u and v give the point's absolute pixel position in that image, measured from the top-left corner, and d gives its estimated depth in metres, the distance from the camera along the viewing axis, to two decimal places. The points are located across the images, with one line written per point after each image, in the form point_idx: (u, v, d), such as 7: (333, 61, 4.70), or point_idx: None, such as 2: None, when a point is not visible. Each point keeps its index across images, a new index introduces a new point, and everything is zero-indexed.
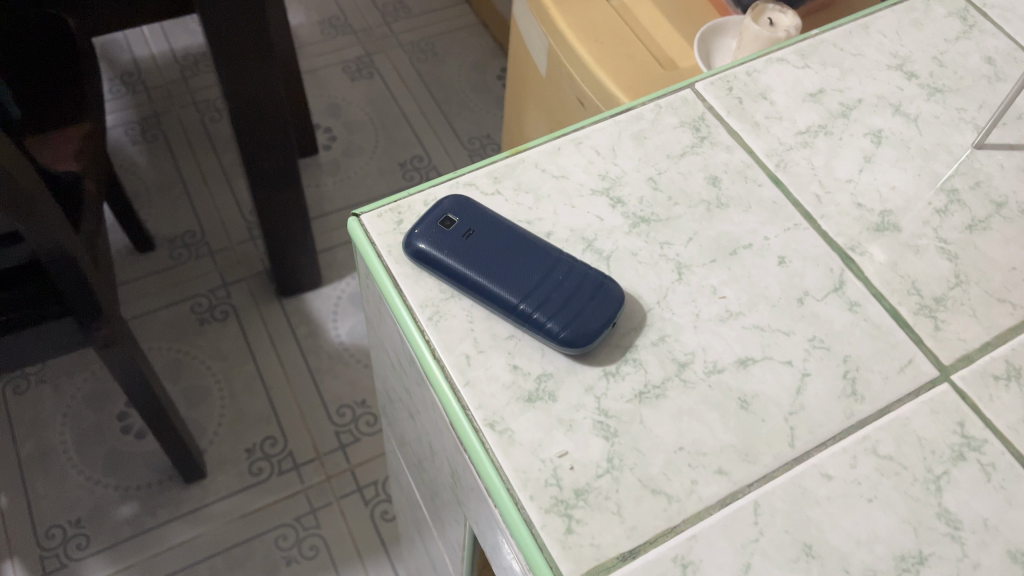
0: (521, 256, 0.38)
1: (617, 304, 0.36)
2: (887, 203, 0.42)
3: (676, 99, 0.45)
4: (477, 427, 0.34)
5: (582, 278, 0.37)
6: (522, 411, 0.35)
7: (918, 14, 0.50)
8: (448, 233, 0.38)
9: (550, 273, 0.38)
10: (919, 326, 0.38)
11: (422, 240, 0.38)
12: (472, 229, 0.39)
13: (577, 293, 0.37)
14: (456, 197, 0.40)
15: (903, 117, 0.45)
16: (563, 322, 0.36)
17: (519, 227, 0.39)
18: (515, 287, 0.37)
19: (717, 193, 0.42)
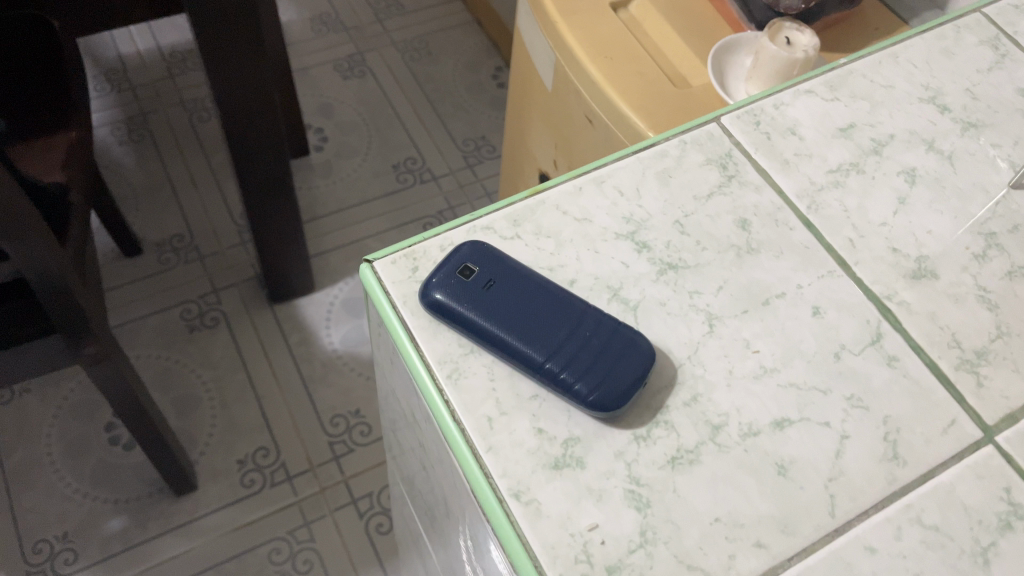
0: (546, 309, 0.36)
1: (648, 362, 0.35)
2: (924, 248, 0.40)
3: (702, 134, 0.43)
4: (501, 497, 0.32)
5: (612, 335, 0.35)
6: (549, 480, 0.33)
7: (948, 42, 0.48)
8: (467, 284, 0.36)
9: (576, 329, 0.36)
10: (961, 383, 0.37)
11: (440, 290, 0.36)
12: (493, 280, 0.37)
13: (606, 351, 0.35)
14: (475, 243, 0.38)
15: (937, 153, 0.43)
16: (593, 384, 0.34)
17: (542, 277, 0.37)
18: (541, 344, 0.35)
19: (747, 237, 0.40)
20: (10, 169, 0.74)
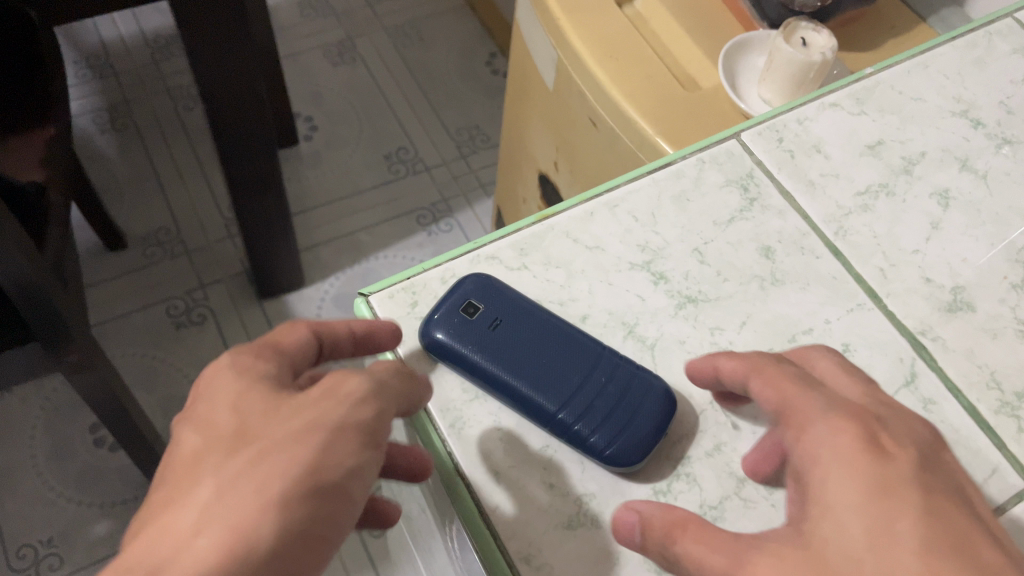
0: (558, 353, 0.33)
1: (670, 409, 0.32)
2: (959, 278, 0.38)
3: (721, 151, 0.40)
4: (510, 562, 0.30)
5: (630, 382, 0.32)
6: (562, 542, 0.30)
7: (979, 51, 0.45)
8: (470, 325, 0.33)
9: (591, 374, 0.33)
10: (1001, 428, 0.34)
11: (441, 330, 0.33)
12: (500, 318, 0.34)
13: (623, 401, 0.32)
14: (480, 277, 0.35)
15: (971, 173, 0.41)
16: (610, 436, 0.31)
17: (553, 314, 0.34)
18: (552, 392, 0.32)
19: (771, 267, 0.37)
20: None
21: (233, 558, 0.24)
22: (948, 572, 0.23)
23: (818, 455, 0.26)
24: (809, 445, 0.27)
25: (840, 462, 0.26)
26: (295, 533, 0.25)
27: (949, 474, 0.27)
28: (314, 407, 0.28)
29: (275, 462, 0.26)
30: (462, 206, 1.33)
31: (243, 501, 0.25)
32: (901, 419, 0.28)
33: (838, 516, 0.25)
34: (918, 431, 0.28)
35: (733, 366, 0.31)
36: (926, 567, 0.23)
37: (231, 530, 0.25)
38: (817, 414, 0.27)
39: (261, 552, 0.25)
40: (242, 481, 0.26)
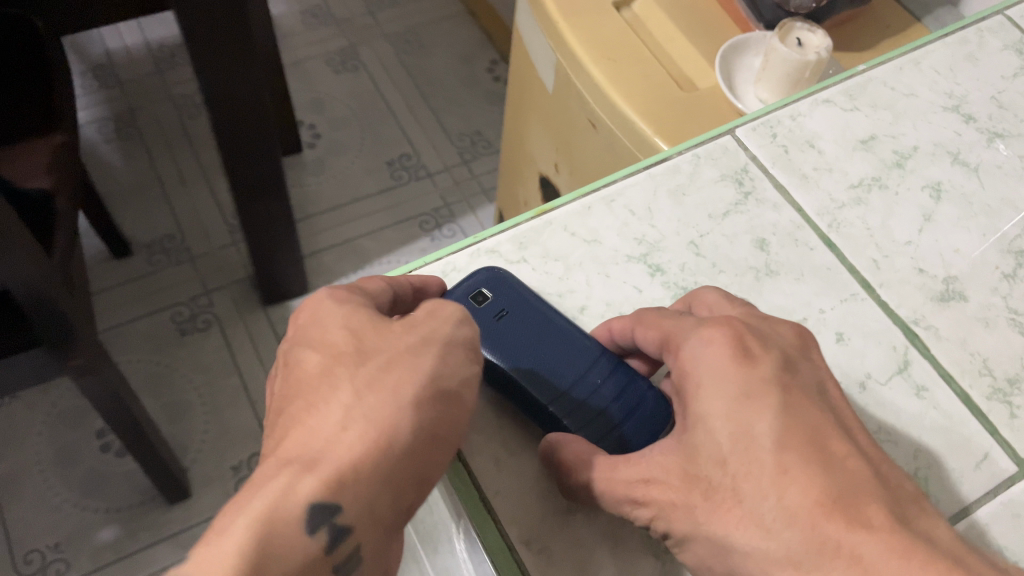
0: (556, 350, 0.34)
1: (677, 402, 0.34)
2: (951, 268, 0.38)
3: (716, 147, 0.41)
4: (511, 545, 0.30)
5: (625, 390, 0.33)
6: (562, 526, 0.31)
7: (971, 47, 0.46)
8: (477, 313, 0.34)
9: (586, 375, 0.33)
10: (993, 415, 0.35)
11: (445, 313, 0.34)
12: (505, 310, 0.34)
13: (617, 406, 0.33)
14: (492, 269, 0.35)
15: (963, 167, 0.41)
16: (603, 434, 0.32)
17: (555, 314, 0.35)
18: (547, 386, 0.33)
19: (765, 259, 0.38)
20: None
21: (378, 456, 0.27)
22: (796, 465, 0.27)
23: (694, 371, 0.30)
24: (684, 359, 0.31)
25: (711, 374, 0.30)
26: (428, 429, 0.28)
27: (808, 372, 0.31)
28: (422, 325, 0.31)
29: (392, 376, 0.29)
30: (465, 212, 1.34)
31: (369, 409, 0.28)
32: (770, 327, 0.32)
33: (712, 431, 0.29)
34: (783, 334, 0.32)
35: (621, 323, 0.34)
36: (777, 460, 0.28)
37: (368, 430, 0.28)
38: (689, 332, 0.31)
39: (400, 446, 0.28)
40: (369, 393, 0.29)
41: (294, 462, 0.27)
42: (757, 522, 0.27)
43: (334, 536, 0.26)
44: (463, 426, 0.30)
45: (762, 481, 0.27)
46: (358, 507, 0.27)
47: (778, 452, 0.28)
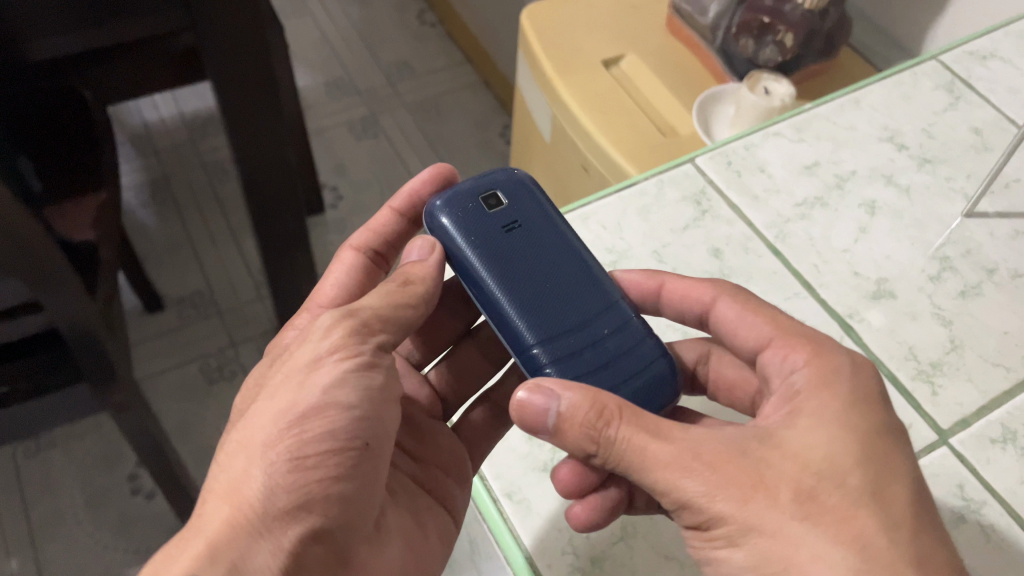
0: (557, 293, 0.38)
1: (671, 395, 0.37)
2: (883, 271, 0.44)
3: (678, 173, 0.47)
4: (495, 496, 0.36)
5: (614, 351, 0.37)
6: (538, 481, 0.37)
7: (906, 87, 0.52)
8: (493, 230, 0.38)
9: (583, 325, 0.37)
10: (917, 392, 0.40)
11: (461, 222, 0.38)
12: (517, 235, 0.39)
13: (601, 362, 0.36)
14: (519, 198, 0.40)
15: (896, 187, 0.47)
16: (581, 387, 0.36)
17: (563, 259, 0.39)
18: (541, 327, 0.37)
19: (720, 265, 0.44)
20: (52, 235, 0.78)
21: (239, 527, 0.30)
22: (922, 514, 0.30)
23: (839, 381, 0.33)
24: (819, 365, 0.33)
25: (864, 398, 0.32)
26: (289, 485, 0.31)
27: None
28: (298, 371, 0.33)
29: (264, 438, 0.31)
30: None
31: (239, 479, 0.31)
32: None
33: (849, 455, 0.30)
34: None
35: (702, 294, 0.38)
36: (906, 505, 0.29)
37: (235, 505, 0.30)
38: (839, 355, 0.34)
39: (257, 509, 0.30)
40: (240, 458, 0.31)
41: (179, 542, 0.30)
42: (859, 539, 0.28)
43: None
44: (343, 473, 0.32)
45: (891, 519, 0.29)
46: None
47: (905, 496, 0.30)
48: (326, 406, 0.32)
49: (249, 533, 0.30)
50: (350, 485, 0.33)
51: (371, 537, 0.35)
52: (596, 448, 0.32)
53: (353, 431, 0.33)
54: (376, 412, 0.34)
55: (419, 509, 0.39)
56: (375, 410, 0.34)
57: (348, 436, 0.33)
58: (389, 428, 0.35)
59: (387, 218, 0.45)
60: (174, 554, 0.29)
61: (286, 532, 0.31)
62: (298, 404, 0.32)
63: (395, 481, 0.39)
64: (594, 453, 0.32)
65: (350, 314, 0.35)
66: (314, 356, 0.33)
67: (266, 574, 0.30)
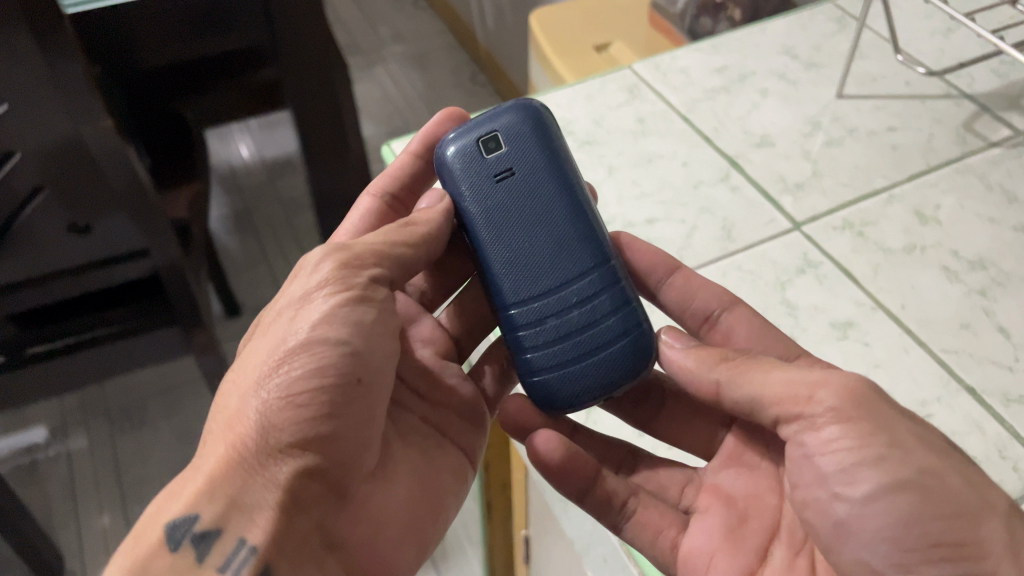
0: (533, 253, 0.46)
1: (633, 366, 0.45)
2: (767, 131, 0.58)
3: (618, 75, 0.63)
4: None
5: (574, 312, 0.46)
6: None
7: (804, 20, 0.68)
8: (486, 187, 0.47)
9: (552, 287, 0.46)
10: (782, 200, 0.54)
11: (462, 181, 0.47)
12: (508, 186, 0.47)
13: (561, 322, 0.46)
14: (515, 148, 0.47)
15: (786, 81, 0.62)
16: (541, 345, 0.46)
17: (542, 213, 0.46)
18: (515, 292, 0.46)
19: (642, 126, 0.59)
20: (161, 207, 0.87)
21: (229, 466, 0.40)
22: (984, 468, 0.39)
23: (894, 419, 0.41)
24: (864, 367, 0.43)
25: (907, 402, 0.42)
26: (272, 424, 0.41)
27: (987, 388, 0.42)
28: (296, 309, 0.43)
29: (251, 388, 0.42)
30: None
31: (233, 423, 0.41)
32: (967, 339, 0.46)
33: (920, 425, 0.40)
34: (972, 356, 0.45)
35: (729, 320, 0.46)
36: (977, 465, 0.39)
37: (232, 444, 0.41)
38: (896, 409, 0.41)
39: (247, 446, 0.41)
40: (241, 402, 0.42)
41: (187, 477, 0.41)
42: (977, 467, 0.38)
43: (203, 534, 0.39)
44: (325, 403, 0.42)
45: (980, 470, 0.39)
46: (217, 512, 0.40)
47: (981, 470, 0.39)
48: (313, 343, 0.42)
49: (247, 470, 0.40)
50: (342, 420, 0.42)
51: (364, 472, 0.45)
52: (734, 355, 0.42)
53: (342, 369, 0.42)
54: (363, 353, 0.43)
55: (432, 449, 0.50)
56: (360, 346, 0.43)
57: (336, 373, 0.42)
58: (374, 364, 0.44)
59: (406, 163, 0.56)
60: (183, 491, 0.41)
61: (277, 467, 0.41)
62: (289, 340, 0.42)
63: (410, 425, 0.50)
64: (731, 357, 0.42)
65: (343, 250, 0.45)
66: (305, 294, 0.44)
67: (264, 506, 0.40)
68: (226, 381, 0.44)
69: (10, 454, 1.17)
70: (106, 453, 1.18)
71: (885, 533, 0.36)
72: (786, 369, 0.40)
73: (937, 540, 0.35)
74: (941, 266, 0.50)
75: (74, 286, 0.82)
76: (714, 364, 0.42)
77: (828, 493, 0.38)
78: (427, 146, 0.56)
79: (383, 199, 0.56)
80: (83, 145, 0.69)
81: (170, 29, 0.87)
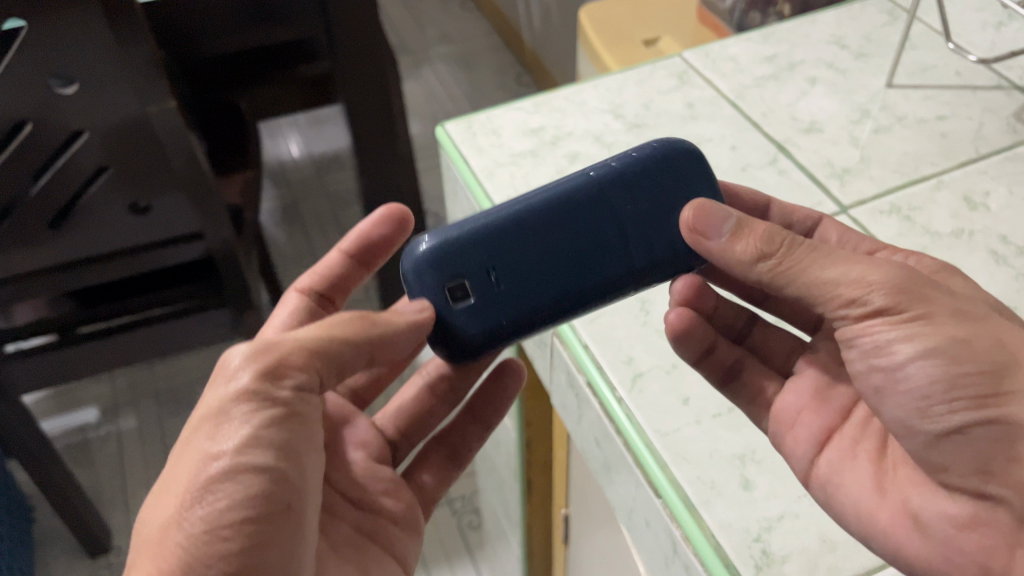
0: (586, 238, 0.44)
1: (695, 162, 0.44)
2: (816, 118, 0.59)
3: (669, 63, 0.64)
4: (602, 369, 0.48)
5: (648, 203, 0.44)
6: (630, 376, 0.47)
7: (854, 12, 0.68)
8: (506, 291, 0.43)
9: (620, 223, 0.44)
10: (829, 184, 0.54)
11: (492, 318, 0.43)
12: (509, 268, 0.43)
13: (655, 225, 0.44)
14: (465, 256, 0.43)
15: (836, 70, 0.63)
16: (668, 249, 0.44)
17: (547, 241, 0.44)
18: (620, 257, 0.44)
19: (690, 111, 0.60)
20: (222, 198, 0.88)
21: None
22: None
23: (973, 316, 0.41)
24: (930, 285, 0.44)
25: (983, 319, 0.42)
26: (202, 554, 0.35)
27: None
28: (216, 425, 0.38)
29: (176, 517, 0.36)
30: None
31: (158, 552, 0.36)
32: None
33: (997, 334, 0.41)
34: None
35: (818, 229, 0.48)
36: None
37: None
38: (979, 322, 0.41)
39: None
40: (166, 530, 0.36)
41: None
42: None
43: None
44: (258, 529, 0.37)
45: None
46: None
47: None
48: (239, 468, 0.37)
49: None
50: (273, 549, 0.37)
51: None
52: (773, 248, 0.38)
53: (267, 497, 0.37)
54: (294, 479, 0.38)
55: (368, 561, 0.46)
56: (288, 469, 0.38)
57: (265, 501, 0.37)
58: (303, 487, 0.39)
59: (337, 262, 0.52)
60: None
61: None
62: (210, 464, 0.37)
63: (343, 536, 0.46)
64: (770, 254, 0.39)
65: (269, 352, 0.38)
66: (220, 408, 0.38)
67: None
68: (148, 505, 0.39)
69: (63, 431, 1.21)
70: (153, 435, 1.20)
71: (919, 393, 0.37)
72: (828, 270, 0.38)
73: (967, 395, 0.36)
74: (989, 252, 0.50)
75: (122, 271, 0.82)
76: (755, 264, 0.39)
77: (867, 364, 0.39)
78: (358, 244, 0.52)
79: (311, 296, 0.52)
80: (149, 125, 0.69)
81: (230, 22, 0.87)
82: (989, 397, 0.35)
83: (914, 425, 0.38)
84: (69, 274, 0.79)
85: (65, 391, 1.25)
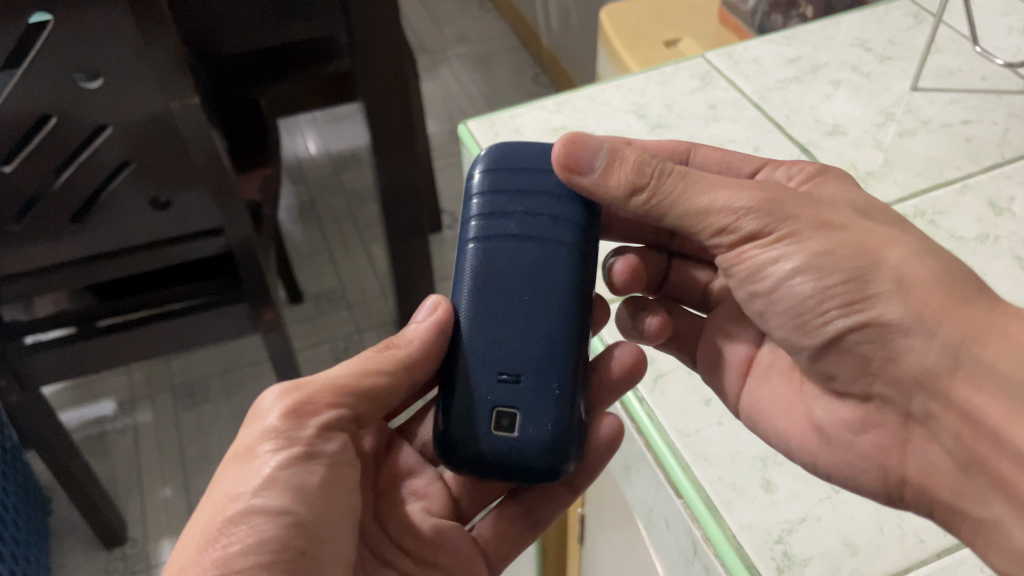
0: (530, 277, 0.46)
1: (503, 148, 0.49)
2: (839, 121, 0.59)
3: (691, 63, 0.64)
4: None
5: (522, 217, 0.47)
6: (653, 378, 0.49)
7: (879, 15, 0.68)
8: (528, 377, 0.45)
9: (529, 245, 0.46)
10: None
11: (546, 411, 0.45)
12: (514, 364, 0.45)
13: (541, 221, 0.47)
14: (478, 402, 0.45)
15: (859, 73, 0.63)
16: (563, 218, 0.47)
17: (513, 318, 0.46)
18: (556, 254, 0.46)
19: (713, 112, 0.60)
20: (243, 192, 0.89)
21: None
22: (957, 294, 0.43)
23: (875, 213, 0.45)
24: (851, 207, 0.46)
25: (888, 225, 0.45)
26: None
27: None
28: (242, 476, 0.43)
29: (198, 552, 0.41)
30: None
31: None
32: None
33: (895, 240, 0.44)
34: None
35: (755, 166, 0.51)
36: None
37: None
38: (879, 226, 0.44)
39: None
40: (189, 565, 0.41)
41: None
42: None
43: None
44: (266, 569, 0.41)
45: None
46: None
47: None
48: (259, 513, 0.42)
49: None
50: None
51: None
52: (644, 181, 0.44)
53: (284, 544, 0.42)
54: (309, 527, 0.43)
55: None
56: (302, 528, 0.43)
57: (280, 546, 0.41)
58: (320, 535, 0.43)
59: None
60: None
61: None
62: (232, 510, 0.42)
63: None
64: (642, 187, 0.45)
65: (298, 395, 0.45)
66: (249, 454, 0.44)
67: None
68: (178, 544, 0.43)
69: (80, 423, 1.22)
70: (170, 428, 1.21)
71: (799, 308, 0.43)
72: (701, 197, 0.44)
73: (837, 303, 0.41)
74: (1014, 257, 0.50)
75: (142, 262, 0.82)
76: (628, 199, 0.45)
77: (746, 290, 0.45)
78: None
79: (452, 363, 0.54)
80: (173, 121, 0.69)
81: (251, 19, 0.88)
82: (858, 303, 0.40)
83: (796, 341, 0.45)
84: (92, 265, 0.80)
85: (84, 383, 1.26)
